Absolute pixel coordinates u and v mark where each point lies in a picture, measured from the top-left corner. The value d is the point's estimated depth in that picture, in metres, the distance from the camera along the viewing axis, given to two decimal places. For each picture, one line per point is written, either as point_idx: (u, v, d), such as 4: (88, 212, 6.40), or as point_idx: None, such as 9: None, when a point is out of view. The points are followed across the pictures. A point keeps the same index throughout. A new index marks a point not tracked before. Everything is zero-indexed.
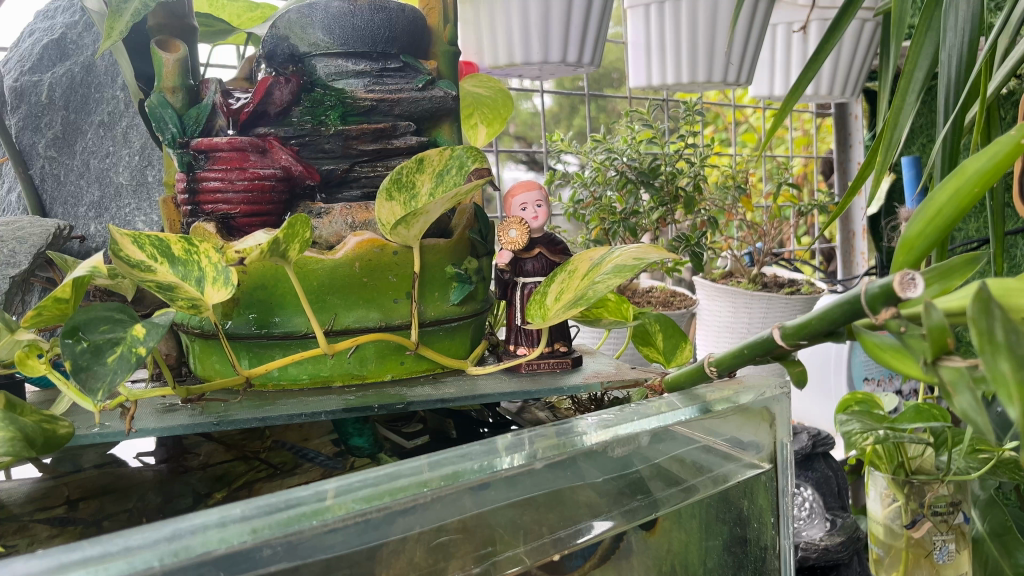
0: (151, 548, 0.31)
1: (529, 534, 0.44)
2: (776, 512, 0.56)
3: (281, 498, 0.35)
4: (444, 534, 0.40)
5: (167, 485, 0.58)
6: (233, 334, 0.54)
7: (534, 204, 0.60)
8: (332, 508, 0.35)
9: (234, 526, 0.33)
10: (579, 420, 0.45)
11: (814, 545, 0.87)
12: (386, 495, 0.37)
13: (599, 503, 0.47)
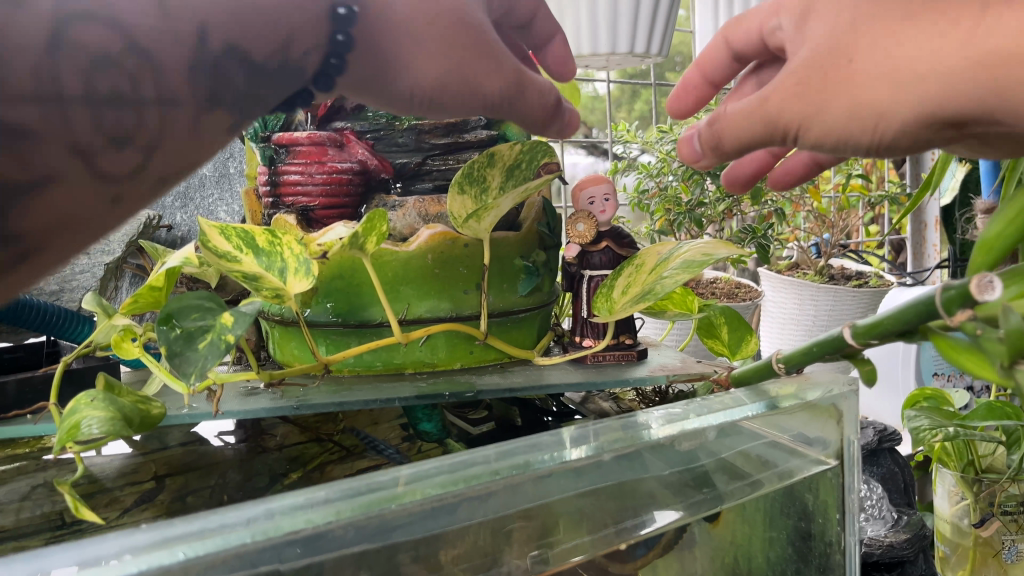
0: (245, 526, 0.34)
1: (592, 525, 0.45)
2: (843, 507, 0.55)
3: (361, 483, 0.37)
4: (515, 523, 0.42)
5: (247, 465, 0.61)
6: (312, 321, 0.56)
7: (603, 197, 0.61)
8: (412, 491, 0.38)
9: (318, 506, 0.35)
10: (645, 414, 0.47)
11: (878, 542, 0.86)
12: (460, 481, 0.39)
13: (663, 494, 0.48)
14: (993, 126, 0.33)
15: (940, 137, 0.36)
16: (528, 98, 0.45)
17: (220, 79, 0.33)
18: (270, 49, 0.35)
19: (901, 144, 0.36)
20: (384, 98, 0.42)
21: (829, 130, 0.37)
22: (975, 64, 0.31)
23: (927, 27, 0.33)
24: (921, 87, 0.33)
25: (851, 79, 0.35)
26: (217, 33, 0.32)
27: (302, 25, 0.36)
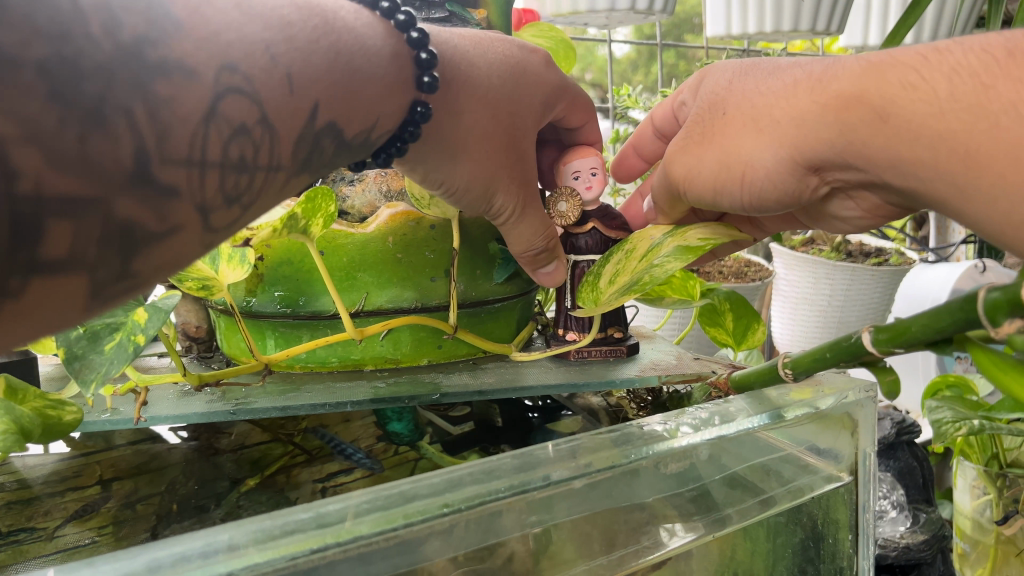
0: None
1: (567, 560, 0.39)
2: (856, 530, 0.49)
3: (278, 523, 0.31)
4: (471, 562, 0.36)
5: (199, 469, 0.56)
6: (258, 312, 0.50)
7: (590, 171, 0.53)
8: (336, 532, 0.31)
9: (219, 555, 0.29)
10: (633, 433, 0.40)
11: (893, 543, 0.80)
12: (399, 517, 0.33)
13: (650, 520, 0.42)
14: (849, 171, 0.37)
15: (811, 185, 0.40)
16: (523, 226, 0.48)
17: (314, 150, 0.36)
18: (361, 128, 0.39)
19: (774, 192, 0.41)
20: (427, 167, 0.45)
21: (703, 183, 0.44)
22: (833, 109, 0.35)
23: (790, 96, 0.38)
24: (786, 139, 0.38)
25: (721, 136, 0.42)
26: (324, 110, 0.35)
27: (388, 114, 0.40)
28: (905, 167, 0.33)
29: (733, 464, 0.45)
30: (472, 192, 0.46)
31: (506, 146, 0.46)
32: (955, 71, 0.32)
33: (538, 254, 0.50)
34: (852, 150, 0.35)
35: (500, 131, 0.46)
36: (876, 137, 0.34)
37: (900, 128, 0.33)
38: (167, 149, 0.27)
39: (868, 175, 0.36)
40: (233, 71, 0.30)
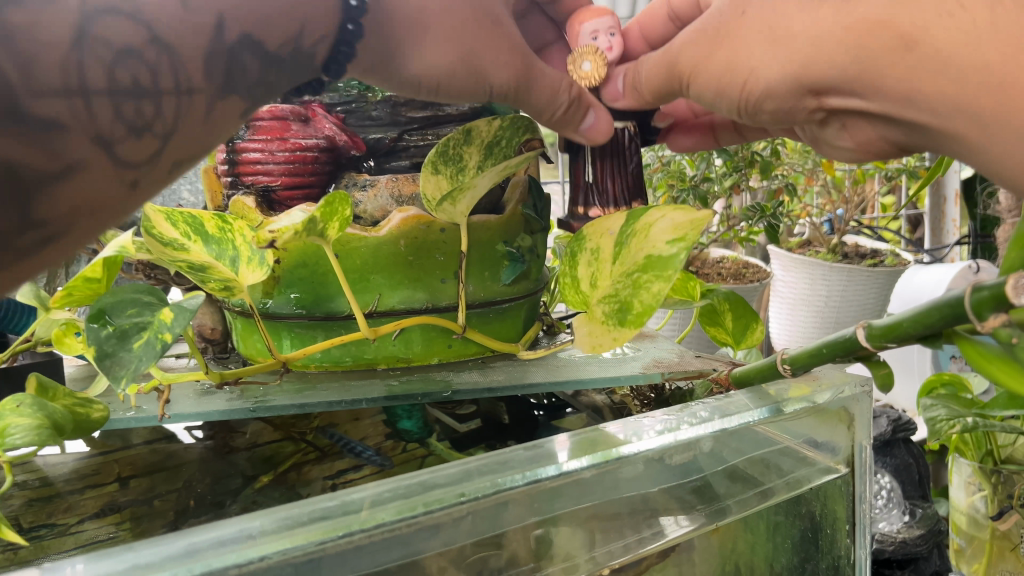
0: (172, 564, 0.29)
1: (577, 546, 0.42)
2: (853, 520, 0.51)
3: (304, 510, 0.33)
4: (483, 549, 0.38)
5: (215, 466, 0.57)
6: (275, 313, 0.52)
7: (608, 31, 0.52)
8: (361, 519, 0.33)
9: (247, 539, 0.31)
10: (637, 427, 0.42)
11: (890, 538, 0.82)
12: (418, 504, 0.34)
13: (654, 510, 0.44)
14: (850, 96, 0.40)
15: (811, 104, 0.42)
16: (535, 92, 0.49)
17: (234, 69, 0.40)
18: (283, 40, 0.42)
19: (773, 103, 0.44)
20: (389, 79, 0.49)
21: (713, 79, 0.46)
22: (855, 31, 0.37)
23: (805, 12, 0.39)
24: (799, 47, 0.40)
25: (733, 42, 0.43)
26: (231, 25, 0.40)
27: (317, 18, 0.43)
28: (922, 92, 0.36)
29: (732, 458, 0.47)
30: (437, 83, 0.48)
31: (484, 31, 0.48)
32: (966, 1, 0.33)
33: (564, 117, 0.50)
34: (863, 77, 0.38)
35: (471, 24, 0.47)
36: (896, 64, 0.36)
37: (927, 57, 0.35)
38: (32, 82, 0.33)
39: (874, 103, 0.39)
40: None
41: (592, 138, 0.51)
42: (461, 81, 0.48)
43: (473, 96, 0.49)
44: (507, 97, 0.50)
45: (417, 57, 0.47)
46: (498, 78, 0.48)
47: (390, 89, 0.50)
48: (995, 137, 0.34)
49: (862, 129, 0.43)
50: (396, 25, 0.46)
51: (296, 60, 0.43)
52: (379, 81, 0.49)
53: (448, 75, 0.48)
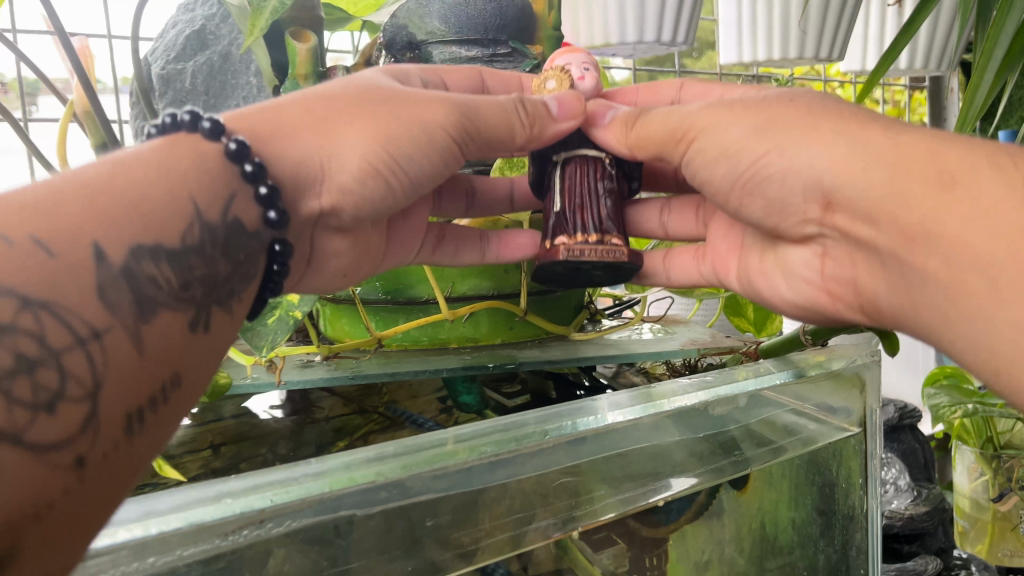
0: (319, 477, 0.37)
1: (617, 489, 0.52)
2: (865, 474, 0.62)
3: (405, 443, 0.41)
4: (561, 479, 0.48)
5: (298, 435, 0.65)
6: (364, 298, 0.59)
7: (580, 64, 0.52)
8: (469, 447, 0.42)
9: (386, 458, 0.40)
10: (681, 384, 0.50)
11: (898, 514, 0.90)
12: (511, 441, 0.43)
13: (684, 462, 0.54)
14: (858, 218, 0.40)
15: (812, 214, 0.43)
16: (483, 111, 0.45)
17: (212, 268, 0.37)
18: (223, 215, 0.38)
19: (787, 182, 0.42)
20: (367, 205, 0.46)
21: (721, 144, 0.43)
22: (893, 152, 0.37)
23: (817, 127, 0.40)
24: (827, 151, 0.39)
25: (712, 131, 0.44)
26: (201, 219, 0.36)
27: (222, 188, 0.39)
28: (931, 224, 0.35)
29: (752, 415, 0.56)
30: (386, 149, 0.44)
31: (386, 93, 0.45)
32: (981, 154, 0.35)
33: (532, 119, 0.47)
34: (882, 205, 0.37)
35: (368, 92, 0.44)
36: (926, 200, 0.35)
37: (962, 200, 0.34)
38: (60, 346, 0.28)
39: (878, 234, 0.39)
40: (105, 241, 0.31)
41: (545, 139, 0.48)
42: (433, 164, 0.46)
43: (434, 143, 0.45)
44: (477, 141, 0.47)
45: (347, 147, 0.43)
46: (432, 124, 0.45)
47: (361, 203, 0.46)
48: (974, 282, 0.34)
49: (837, 259, 0.45)
50: (301, 131, 0.43)
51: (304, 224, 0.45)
52: (338, 203, 0.45)
53: (390, 136, 0.44)
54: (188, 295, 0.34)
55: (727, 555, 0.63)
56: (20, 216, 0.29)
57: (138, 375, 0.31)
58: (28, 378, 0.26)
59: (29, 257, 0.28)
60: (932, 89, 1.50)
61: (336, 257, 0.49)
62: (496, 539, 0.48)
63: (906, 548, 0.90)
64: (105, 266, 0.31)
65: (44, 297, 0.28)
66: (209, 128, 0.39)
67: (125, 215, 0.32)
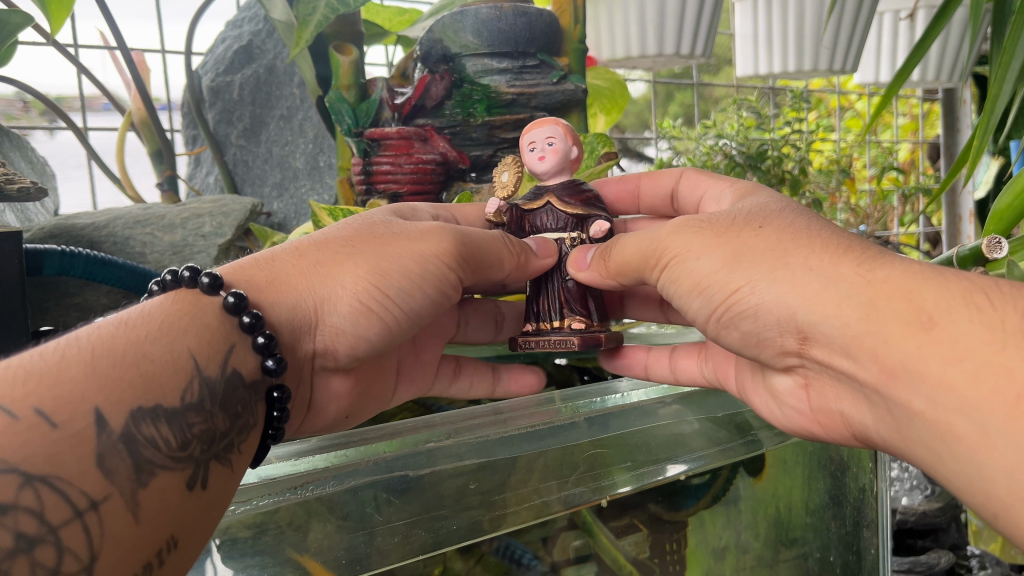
0: (378, 445, 0.48)
1: (631, 465, 0.55)
2: (874, 459, 0.67)
3: (449, 416, 0.53)
4: (593, 450, 0.54)
5: None
6: None
7: (545, 142, 0.60)
8: (504, 423, 0.52)
9: (429, 427, 0.51)
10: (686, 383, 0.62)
11: (911, 509, 0.93)
12: (542, 417, 0.53)
13: (692, 442, 0.58)
14: (834, 354, 0.41)
15: (789, 344, 0.44)
16: (482, 243, 0.50)
17: (209, 407, 0.38)
18: (219, 368, 0.40)
19: (752, 320, 0.44)
20: (363, 341, 0.48)
21: (691, 275, 0.46)
22: (870, 292, 0.39)
23: (786, 264, 0.42)
24: (798, 291, 0.41)
25: (685, 259, 0.46)
26: (192, 387, 0.38)
27: (216, 343, 0.40)
28: (911, 365, 0.37)
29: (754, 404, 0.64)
30: (376, 286, 0.46)
31: (379, 232, 0.47)
32: (957, 290, 0.37)
33: (519, 255, 0.54)
34: (862, 342, 0.39)
35: (364, 232, 0.47)
36: (919, 345, 0.37)
37: (940, 340, 0.36)
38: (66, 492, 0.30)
39: (858, 368, 0.40)
40: (104, 419, 0.33)
41: (531, 274, 0.56)
42: (424, 300, 0.48)
43: (424, 277, 0.47)
44: (472, 280, 0.51)
45: (340, 288, 0.45)
46: (428, 254, 0.47)
47: (357, 343, 0.47)
48: (961, 420, 0.35)
49: (820, 391, 0.47)
50: (298, 277, 0.45)
51: (305, 370, 0.48)
52: (334, 341, 0.47)
53: (380, 273, 0.46)
54: (186, 455, 0.36)
55: (743, 542, 0.64)
56: (25, 389, 0.31)
57: (136, 543, 0.32)
58: (26, 558, 0.28)
59: (34, 433, 0.30)
60: (946, 101, 1.53)
61: (338, 398, 0.52)
62: (526, 505, 0.50)
63: (920, 543, 0.94)
64: (104, 433, 0.33)
65: (44, 473, 0.30)
66: (209, 283, 0.42)
67: (129, 380, 0.35)
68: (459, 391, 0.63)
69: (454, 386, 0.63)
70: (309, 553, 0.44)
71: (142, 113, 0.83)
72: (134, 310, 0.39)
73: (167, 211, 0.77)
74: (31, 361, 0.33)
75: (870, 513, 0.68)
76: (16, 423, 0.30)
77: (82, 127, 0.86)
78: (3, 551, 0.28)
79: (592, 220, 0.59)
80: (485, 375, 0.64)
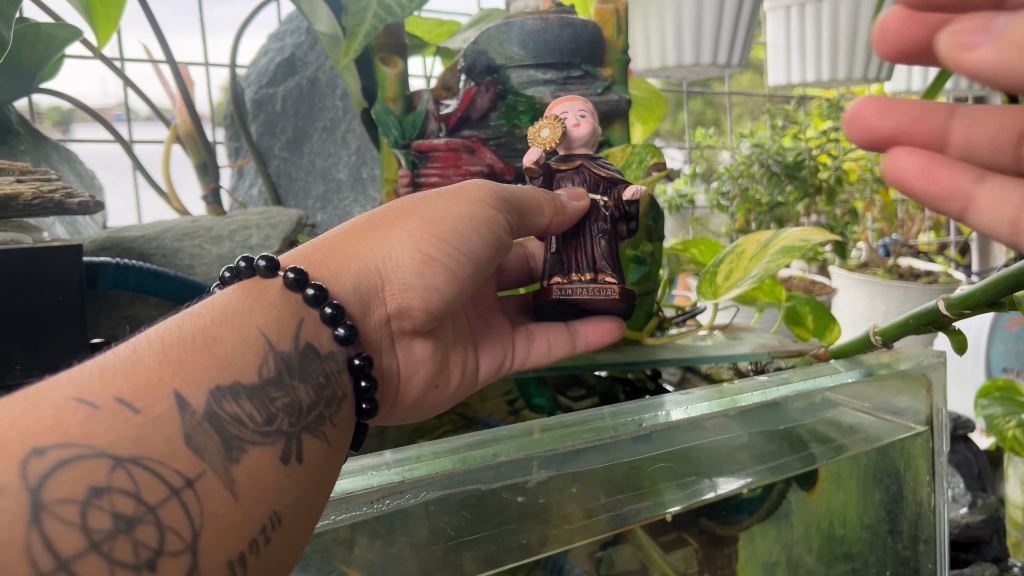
0: (446, 459, 0.45)
1: (683, 482, 0.55)
2: (933, 473, 0.68)
3: (514, 428, 0.50)
4: (657, 463, 0.54)
5: (386, 434, 0.69)
6: None
7: (577, 113, 0.58)
8: (568, 437, 0.49)
9: (496, 440, 0.48)
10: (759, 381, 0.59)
11: (955, 522, 0.92)
12: (610, 429, 0.51)
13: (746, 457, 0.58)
14: None
15: None
16: (516, 192, 0.51)
17: (289, 376, 0.38)
18: (291, 340, 0.39)
19: None
20: (435, 298, 0.47)
21: None
22: None
23: None
24: None
25: None
26: (269, 360, 0.38)
27: (282, 318, 0.40)
28: None
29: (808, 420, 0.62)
30: (434, 235, 0.46)
31: (426, 196, 0.49)
32: None
33: (557, 203, 0.54)
34: None
35: (410, 202, 0.49)
36: None
37: None
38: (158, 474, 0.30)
39: None
40: (185, 406, 0.33)
41: (572, 219, 0.56)
42: (482, 246, 0.48)
43: (476, 220, 0.48)
44: (514, 231, 0.52)
45: (398, 244, 0.46)
46: (473, 201, 0.48)
47: (428, 299, 0.46)
48: None
49: None
50: (353, 248, 0.46)
51: (378, 338, 0.47)
52: (404, 300, 0.46)
53: (434, 223, 0.47)
54: (274, 429, 0.36)
55: (795, 557, 0.63)
56: (103, 381, 0.32)
57: (237, 520, 0.32)
58: (127, 538, 0.29)
59: (117, 418, 0.31)
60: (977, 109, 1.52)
61: (421, 365, 0.51)
62: (577, 524, 0.51)
63: (963, 555, 0.93)
64: (188, 414, 0.33)
65: (133, 454, 0.30)
66: (267, 265, 0.42)
67: (202, 363, 0.35)
68: (537, 354, 0.61)
69: (531, 352, 0.61)
70: (355, 565, 0.45)
71: (188, 125, 0.84)
72: (200, 304, 0.40)
73: (216, 225, 0.77)
74: (105, 358, 0.34)
75: (930, 528, 0.68)
76: (97, 413, 0.31)
77: (127, 139, 0.87)
78: (101, 533, 0.28)
79: (623, 185, 0.58)
80: (561, 335, 0.61)
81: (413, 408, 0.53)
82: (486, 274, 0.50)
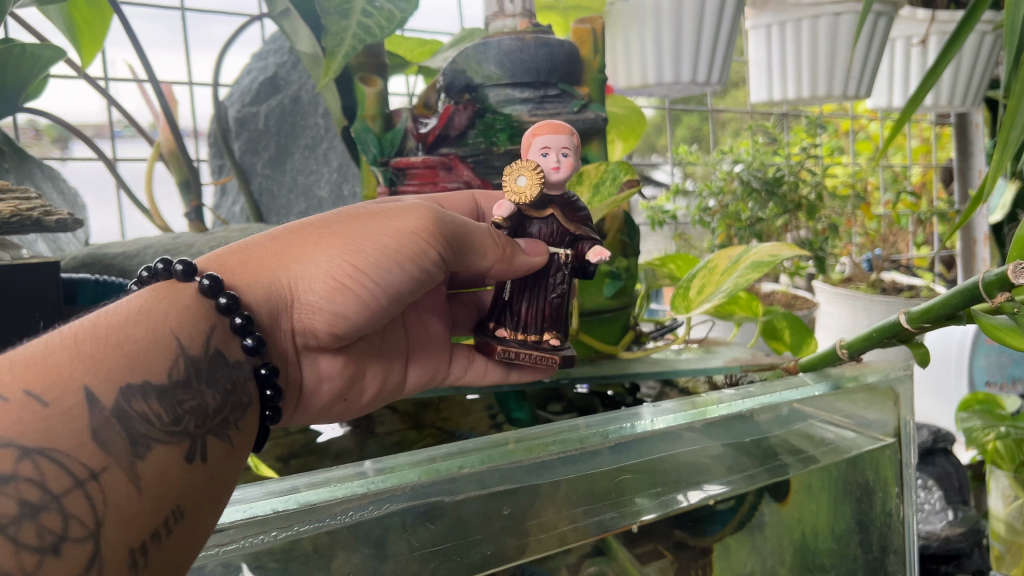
0: (411, 470, 0.46)
1: (653, 491, 0.56)
2: (900, 484, 0.68)
3: (480, 440, 0.50)
4: (621, 475, 0.54)
5: (363, 445, 0.70)
6: None
7: (558, 151, 0.55)
8: (534, 448, 0.50)
9: (462, 452, 0.48)
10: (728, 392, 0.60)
11: (935, 534, 0.93)
12: (575, 441, 0.51)
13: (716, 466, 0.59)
14: None
15: None
16: (455, 223, 0.51)
17: (201, 379, 0.40)
18: (204, 344, 0.41)
19: None
20: (347, 318, 0.49)
21: None
22: None
23: None
24: None
25: None
26: (182, 362, 0.40)
27: (199, 321, 0.42)
28: None
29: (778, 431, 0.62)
30: (352, 264, 0.47)
31: (361, 213, 0.49)
32: None
33: (501, 246, 0.53)
34: None
35: (349, 216, 0.49)
36: None
37: None
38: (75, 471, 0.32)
39: None
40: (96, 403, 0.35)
41: (521, 269, 0.56)
42: (403, 275, 0.49)
43: (399, 253, 0.48)
44: (448, 262, 0.52)
45: (314, 267, 0.47)
46: (404, 234, 0.48)
47: (335, 322, 0.49)
48: None
49: None
50: (271, 261, 0.47)
51: (286, 349, 0.50)
52: (309, 320, 0.48)
53: (355, 252, 0.47)
54: (180, 429, 0.38)
55: (768, 568, 0.64)
56: (13, 373, 0.34)
57: (137, 510, 0.34)
58: (32, 523, 0.31)
59: (26, 410, 0.33)
60: (959, 125, 1.54)
61: (327, 378, 0.54)
62: (549, 533, 0.52)
63: (942, 568, 0.93)
64: (97, 409, 0.35)
65: (42, 446, 0.32)
66: (183, 270, 0.43)
67: (113, 358, 0.37)
68: (472, 375, 0.66)
69: (466, 373, 0.66)
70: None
71: (170, 143, 0.85)
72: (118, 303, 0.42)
73: (195, 240, 0.78)
74: (20, 350, 0.36)
75: (897, 539, 0.69)
76: (8, 404, 0.33)
77: (111, 157, 0.88)
78: (7, 518, 0.30)
79: (588, 242, 0.58)
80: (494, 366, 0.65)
81: (321, 412, 0.57)
82: (404, 301, 0.51)
